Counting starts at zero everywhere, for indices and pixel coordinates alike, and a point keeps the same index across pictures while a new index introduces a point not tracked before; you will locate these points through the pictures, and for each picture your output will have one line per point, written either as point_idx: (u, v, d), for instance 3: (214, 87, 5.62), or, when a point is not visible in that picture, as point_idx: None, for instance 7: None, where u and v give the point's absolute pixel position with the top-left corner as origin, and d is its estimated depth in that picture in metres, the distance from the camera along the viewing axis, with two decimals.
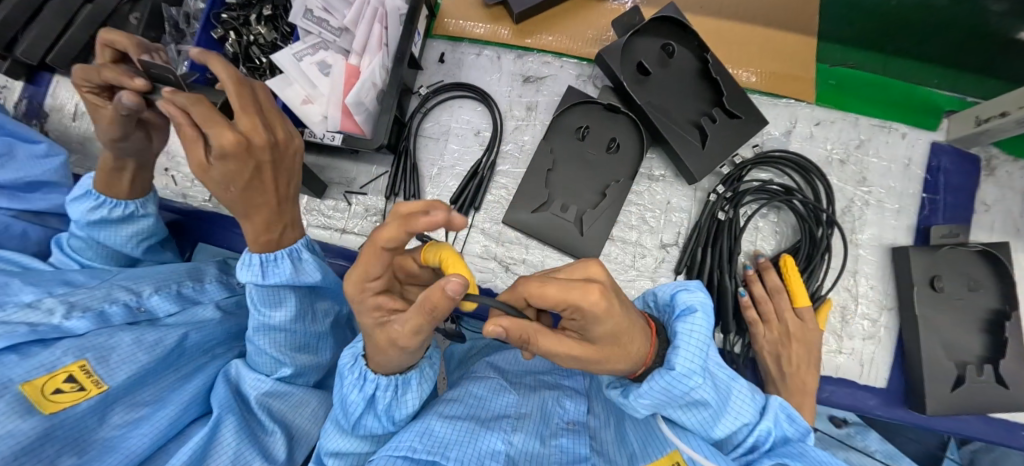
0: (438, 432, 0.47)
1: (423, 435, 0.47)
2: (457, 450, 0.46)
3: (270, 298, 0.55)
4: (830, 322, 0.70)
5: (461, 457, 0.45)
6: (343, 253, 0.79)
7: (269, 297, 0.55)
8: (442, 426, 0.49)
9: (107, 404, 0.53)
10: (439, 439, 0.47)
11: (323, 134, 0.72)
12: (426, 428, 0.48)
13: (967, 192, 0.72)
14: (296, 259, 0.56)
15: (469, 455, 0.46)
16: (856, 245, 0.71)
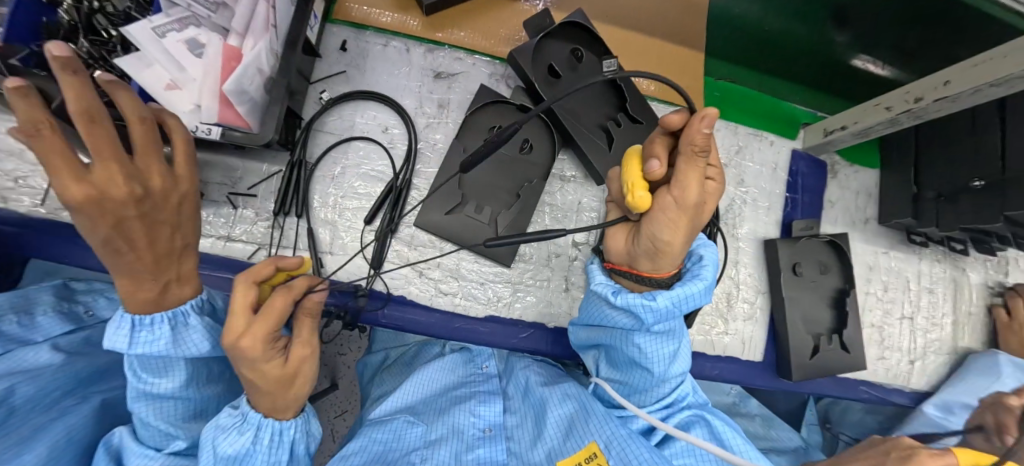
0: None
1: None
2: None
3: (154, 366, 0.47)
4: (717, 308, 0.78)
5: None
6: (227, 263, 0.68)
7: (155, 365, 0.47)
8: None
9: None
10: None
11: (194, 126, 0.60)
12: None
13: (818, 192, 0.86)
14: (181, 330, 0.46)
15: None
16: (737, 239, 0.81)
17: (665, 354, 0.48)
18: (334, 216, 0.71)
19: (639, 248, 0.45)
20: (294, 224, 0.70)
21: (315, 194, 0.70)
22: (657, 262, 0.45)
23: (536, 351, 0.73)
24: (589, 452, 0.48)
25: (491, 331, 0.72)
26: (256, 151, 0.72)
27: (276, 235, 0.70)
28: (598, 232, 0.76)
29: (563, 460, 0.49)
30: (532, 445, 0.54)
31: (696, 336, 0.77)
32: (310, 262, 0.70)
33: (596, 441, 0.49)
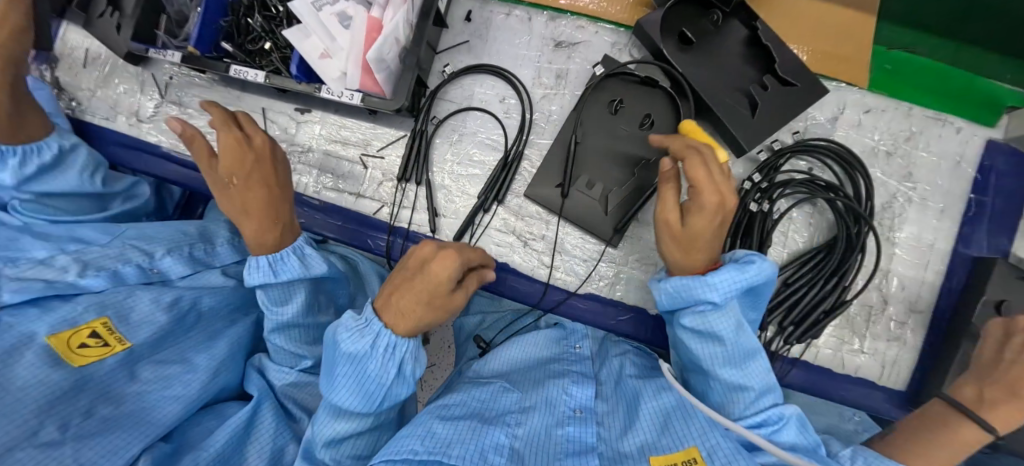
0: (440, 434, 0.49)
1: (425, 437, 0.49)
2: (460, 449, 0.47)
3: (279, 297, 0.58)
4: (853, 320, 0.68)
5: (464, 455, 0.46)
6: (358, 218, 0.78)
7: (278, 295, 0.57)
8: (439, 429, 0.50)
9: (133, 360, 0.56)
10: (439, 441, 0.48)
11: (341, 93, 0.68)
12: (429, 430, 0.50)
13: (1018, 196, 0.68)
14: (302, 257, 0.58)
15: (471, 451, 0.47)
16: (892, 243, 0.68)
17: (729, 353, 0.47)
18: (447, 182, 0.75)
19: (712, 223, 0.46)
20: (413, 187, 0.76)
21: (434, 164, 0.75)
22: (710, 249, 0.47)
23: (632, 337, 0.72)
24: (689, 456, 0.46)
25: (587, 308, 0.72)
26: (385, 117, 0.78)
27: (397, 197, 0.76)
28: (717, 220, 0.69)
29: (657, 456, 0.48)
30: (622, 435, 0.53)
31: (821, 348, 0.68)
32: (425, 224, 0.75)
33: (698, 446, 0.46)
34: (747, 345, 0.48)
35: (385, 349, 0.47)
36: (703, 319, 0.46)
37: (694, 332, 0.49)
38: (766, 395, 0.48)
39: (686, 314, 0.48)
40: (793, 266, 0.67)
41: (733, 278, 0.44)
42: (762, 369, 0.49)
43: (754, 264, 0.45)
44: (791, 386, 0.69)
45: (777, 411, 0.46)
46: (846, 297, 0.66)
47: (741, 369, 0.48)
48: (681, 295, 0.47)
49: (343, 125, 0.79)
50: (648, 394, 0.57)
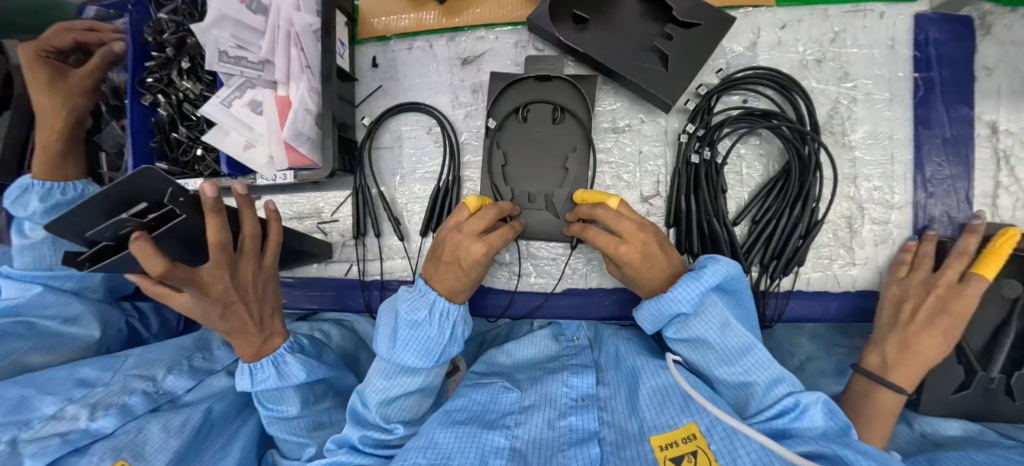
0: (441, 443, 0.49)
1: (426, 448, 0.48)
2: (462, 456, 0.47)
3: (275, 396, 0.59)
4: (836, 236, 0.66)
5: (466, 461, 0.46)
6: (334, 283, 0.80)
7: (271, 395, 0.59)
8: (441, 437, 0.50)
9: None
10: (440, 450, 0.48)
11: (273, 176, 0.71)
12: (430, 440, 0.50)
13: (962, 60, 0.65)
14: (280, 366, 0.58)
15: (472, 457, 0.47)
16: (851, 148, 0.66)
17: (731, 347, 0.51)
18: (405, 224, 0.76)
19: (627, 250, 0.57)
20: (374, 240, 0.77)
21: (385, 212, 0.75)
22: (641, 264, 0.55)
23: (622, 317, 0.71)
24: (689, 433, 0.45)
25: (572, 303, 0.73)
26: (329, 181, 0.79)
27: (361, 252, 0.78)
28: (669, 181, 0.68)
29: (657, 435, 0.47)
30: (627, 416, 0.53)
31: (812, 273, 0.66)
32: (395, 270, 0.76)
33: (697, 421, 0.45)
34: (734, 342, 0.51)
35: (442, 315, 0.56)
36: (684, 327, 0.53)
37: (684, 343, 0.54)
38: (778, 386, 0.48)
39: (670, 327, 0.54)
40: (757, 201, 0.65)
41: (694, 286, 0.50)
42: (765, 361, 0.50)
43: (707, 268, 0.51)
44: (792, 320, 0.68)
45: (791, 397, 0.46)
46: (819, 216, 0.64)
47: (740, 365, 0.50)
48: (657, 314, 0.53)
49: (292, 200, 0.81)
50: (645, 370, 0.56)
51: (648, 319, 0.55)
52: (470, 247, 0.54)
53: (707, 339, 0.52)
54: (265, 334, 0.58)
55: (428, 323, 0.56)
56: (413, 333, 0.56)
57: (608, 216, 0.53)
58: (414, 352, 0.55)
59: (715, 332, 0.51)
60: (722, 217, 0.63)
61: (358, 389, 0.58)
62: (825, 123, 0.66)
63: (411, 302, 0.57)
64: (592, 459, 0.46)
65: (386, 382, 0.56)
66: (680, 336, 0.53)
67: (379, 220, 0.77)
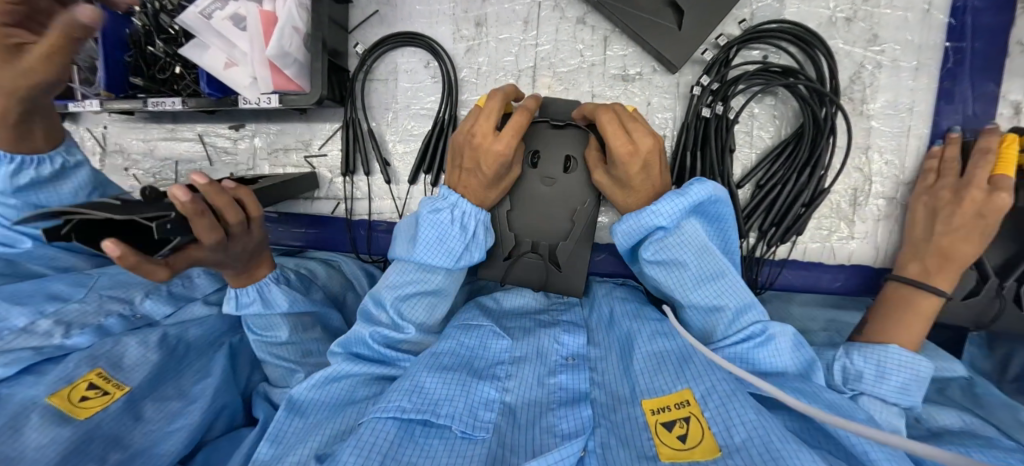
0: (428, 387, 0.48)
1: (413, 391, 0.47)
2: (450, 406, 0.47)
3: (263, 323, 0.59)
4: (839, 207, 0.64)
5: (454, 413, 0.46)
6: (320, 220, 0.77)
7: (262, 324, 0.59)
8: (429, 383, 0.49)
9: (135, 401, 0.56)
10: (429, 397, 0.47)
11: (258, 98, 0.64)
12: (417, 383, 0.49)
13: (999, 32, 0.61)
14: (264, 294, 0.57)
15: (461, 409, 0.47)
16: (868, 117, 0.63)
17: (705, 269, 0.52)
18: (396, 163, 0.72)
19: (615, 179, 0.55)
20: (364, 178, 0.74)
21: (373, 150, 0.71)
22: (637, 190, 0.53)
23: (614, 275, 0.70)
24: (682, 399, 0.45)
25: None
26: (317, 112, 0.75)
27: (349, 190, 0.75)
28: (675, 136, 0.65)
29: (649, 399, 0.47)
30: (619, 377, 0.53)
31: (809, 243, 0.65)
32: (385, 211, 0.74)
33: (692, 388, 0.45)
34: (711, 267, 0.52)
35: (462, 216, 0.56)
36: (662, 248, 0.52)
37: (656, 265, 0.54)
38: (745, 313, 0.50)
39: (647, 248, 0.53)
40: (764, 164, 0.62)
41: (675, 205, 0.50)
42: (738, 286, 0.51)
43: (695, 188, 0.50)
44: (783, 288, 0.68)
45: (759, 327, 0.49)
46: (824, 185, 0.62)
47: (711, 289, 0.52)
48: (634, 230, 0.52)
49: (278, 131, 0.76)
50: (639, 333, 0.56)
51: (624, 233, 0.54)
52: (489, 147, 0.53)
53: (684, 260, 0.52)
54: (248, 268, 0.56)
55: (448, 222, 0.56)
56: (432, 232, 0.56)
57: (614, 135, 0.50)
58: (437, 250, 0.56)
59: (693, 254, 0.52)
60: (726, 178, 0.60)
61: (372, 291, 0.59)
62: (845, 86, 0.63)
63: (435, 208, 0.56)
64: (584, 422, 0.47)
65: (400, 280, 0.58)
66: (657, 257, 0.53)
67: (368, 158, 0.73)
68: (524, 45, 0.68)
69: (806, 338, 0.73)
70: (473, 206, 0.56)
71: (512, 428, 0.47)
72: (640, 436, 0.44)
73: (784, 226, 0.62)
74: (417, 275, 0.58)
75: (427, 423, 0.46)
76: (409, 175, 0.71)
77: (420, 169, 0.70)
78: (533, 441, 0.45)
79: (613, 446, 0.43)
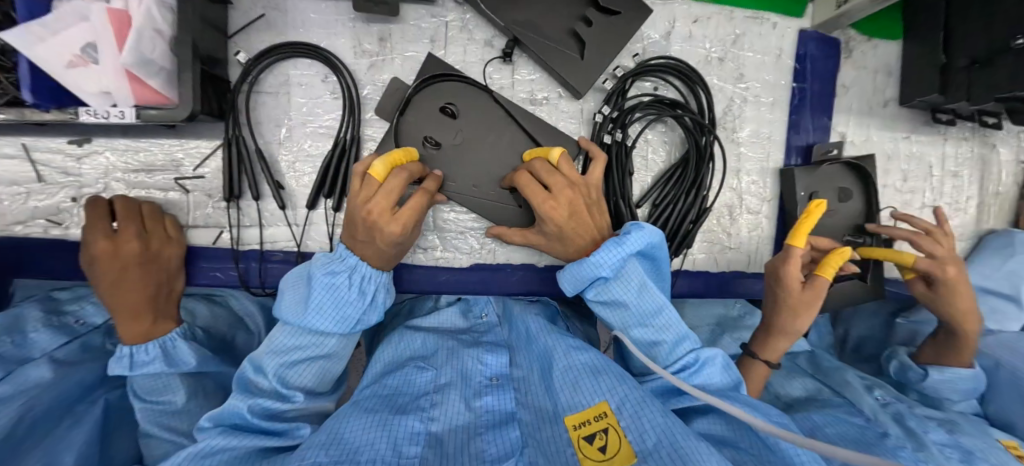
0: (347, 438, 0.44)
1: (330, 444, 0.43)
2: (372, 450, 0.42)
3: (156, 387, 0.56)
4: (720, 223, 0.73)
5: (377, 456, 0.42)
6: (196, 252, 0.66)
7: (151, 384, 0.56)
8: (350, 431, 0.45)
9: None
10: (348, 445, 0.43)
11: (105, 111, 0.54)
12: (335, 436, 0.44)
13: (828, 77, 0.75)
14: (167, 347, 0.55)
15: (384, 449, 0.43)
16: (738, 144, 0.72)
17: (646, 307, 0.55)
18: (292, 186, 0.65)
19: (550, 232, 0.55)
20: (251, 202, 0.65)
21: (263, 171, 0.64)
22: (568, 246, 0.56)
23: (529, 293, 0.71)
24: (600, 411, 0.47)
25: (481, 279, 0.70)
26: (189, 127, 0.64)
27: (234, 217, 0.65)
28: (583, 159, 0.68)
29: (571, 415, 0.48)
30: (542, 396, 0.54)
31: (697, 256, 0.73)
32: (279, 238, 0.66)
33: (607, 400, 0.47)
34: (652, 303, 0.54)
35: (363, 280, 0.53)
36: (605, 290, 0.55)
37: (603, 304, 0.56)
38: (681, 344, 0.54)
39: (590, 289, 0.55)
40: (658, 186, 0.68)
41: (616, 251, 0.52)
42: (673, 322, 0.54)
43: (632, 235, 0.53)
44: (680, 296, 0.74)
45: (693, 354, 0.52)
46: (707, 205, 0.70)
47: (653, 325, 0.54)
48: (579, 278, 0.54)
49: (137, 147, 0.64)
50: (556, 349, 0.56)
51: (570, 280, 0.55)
52: (386, 229, 0.49)
53: (626, 302, 0.55)
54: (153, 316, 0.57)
55: (346, 287, 0.52)
56: (329, 297, 0.52)
57: (555, 176, 0.54)
58: (332, 313, 0.52)
59: (635, 296, 0.54)
60: (627, 199, 0.65)
61: (248, 357, 0.52)
62: (720, 118, 0.72)
63: (329, 270, 0.52)
64: (510, 444, 0.46)
65: (287, 344, 0.53)
66: (601, 298, 0.55)
67: (258, 180, 0.65)
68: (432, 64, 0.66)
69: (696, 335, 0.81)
70: (371, 270, 0.53)
71: (440, 458, 0.43)
72: (564, 452, 0.44)
73: (676, 242, 0.68)
74: (311, 339, 0.53)
75: None
76: (307, 200, 0.64)
77: (320, 193, 0.64)
78: None
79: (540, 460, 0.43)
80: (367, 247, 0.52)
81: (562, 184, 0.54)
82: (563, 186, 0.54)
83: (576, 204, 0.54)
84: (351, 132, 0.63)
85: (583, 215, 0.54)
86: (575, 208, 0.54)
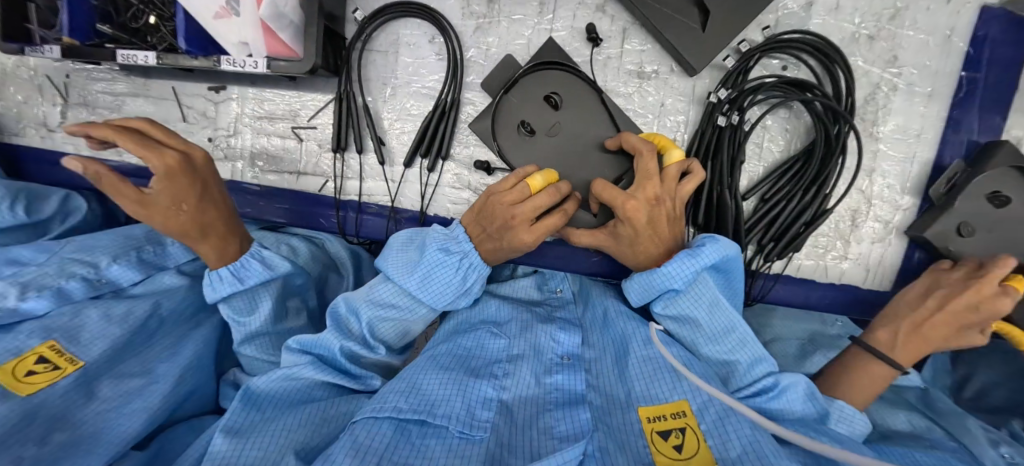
0: (425, 389, 0.47)
1: (409, 393, 0.46)
2: (447, 407, 0.46)
3: (246, 307, 0.58)
4: (837, 227, 0.64)
5: (451, 414, 0.45)
6: (304, 198, 0.72)
7: (240, 303, 0.58)
8: (428, 383, 0.48)
9: (89, 379, 0.51)
10: (426, 398, 0.46)
11: (242, 61, 0.59)
12: (415, 386, 0.47)
13: (1014, 67, 0.61)
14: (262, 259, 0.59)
15: (459, 409, 0.45)
16: (875, 140, 0.63)
17: (717, 326, 0.51)
18: (392, 143, 0.68)
19: (621, 235, 0.52)
20: (355, 155, 0.69)
21: (367, 127, 0.67)
22: (636, 250, 0.53)
23: (608, 275, 0.69)
24: (680, 409, 0.44)
25: (561, 255, 0.69)
26: (308, 80, 0.69)
27: (339, 168, 0.70)
28: (687, 141, 0.63)
29: (645, 406, 0.46)
30: (614, 381, 0.52)
31: (803, 260, 0.66)
32: (375, 192, 0.70)
33: (689, 400, 0.45)
34: (721, 322, 0.51)
35: (468, 268, 0.55)
36: (672, 304, 0.52)
37: (671, 318, 0.53)
38: (757, 365, 0.49)
39: (657, 302, 0.53)
40: (771, 178, 0.61)
41: (688, 264, 0.49)
42: (748, 341, 0.50)
43: (705, 249, 0.49)
44: (774, 301, 0.68)
45: (772, 379, 0.47)
46: (826, 206, 0.62)
47: (724, 345, 0.50)
48: (648, 288, 0.53)
49: (263, 96, 0.70)
50: (635, 338, 0.54)
51: (637, 289, 0.54)
52: (519, 237, 0.50)
53: (696, 318, 0.51)
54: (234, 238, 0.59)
55: (452, 269, 0.55)
56: (434, 271, 0.55)
57: (647, 183, 0.50)
58: (433, 289, 0.55)
59: (706, 314, 0.51)
60: (734, 190, 0.59)
61: (346, 296, 0.56)
62: (858, 107, 0.62)
63: (442, 247, 0.54)
64: (581, 426, 0.46)
65: (385, 299, 0.57)
66: (668, 312, 0.52)
67: (362, 136, 0.68)
68: (538, 28, 0.64)
69: (784, 346, 0.74)
70: (479, 260, 0.55)
71: (512, 430, 0.45)
72: (636, 443, 0.43)
73: (784, 244, 0.61)
74: (405, 303, 0.57)
75: (424, 424, 0.45)
76: (405, 158, 0.67)
77: (417, 152, 0.66)
78: (532, 444, 0.44)
79: (611, 450, 0.42)
80: (490, 242, 0.54)
81: (646, 192, 0.50)
82: (648, 189, 0.50)
83: (656, 214, 0.50)
84: (452, 95, 0.63)
85: (659, 226, 0.51)
86: (654, 218, 0.51)
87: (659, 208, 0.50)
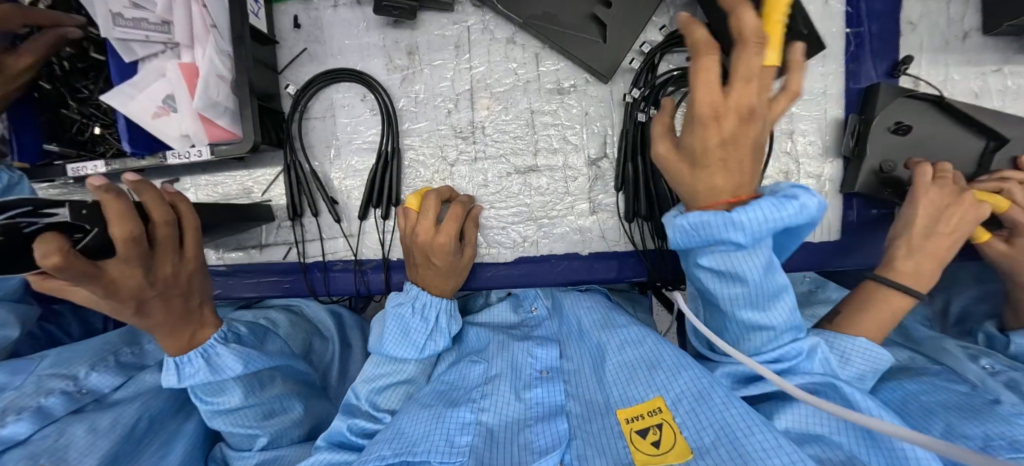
0: (407, 430, 0.48)
1: (393, 438, 0.46)
2: (427, 442, 0.46)
3: (211, 388, 0.55)
4: (776, 190, 0.68)
5: (432, 448, 0.45)
6: (272, 268, 0.74)
7: (210, 386, 0.55)
8: (408, 424, 0.49)
9: None
10: (407, 438, 0.47)
11: (185, 151, 0.62)
12: (397, 430, 0.48)
13: (890, 15, 0.66)
14: (210, 355, 0.54)
15: (437, 441, 0.46)
16: (789, 104, 0.67)
17: (772, 284, 0.41)
18: (345, 200, 0.71)
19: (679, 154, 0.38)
20: (312, 219, 0.72)
21: (318, 190, 0.70)
22: (702, 179, 0.37)
23: (577, 281, 0.70)
24: (654, 406, 0.46)
25: (527, 272, 0.71)
26: (256, 158, 0.72)
27: (300, 233, 0.72)
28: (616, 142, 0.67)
29: (623, 408, 0.47)
30: (593, 388, 0.54)
31: None
32: (338, 249, 0.72)
33: (663, 396, 0.46)
34: (774, 285, 0.41)
35: (423, 308, 0.58)
36: (722, 257, 0.39)
37: (710, 271, 0.41)
38: (785, 333, 0.45)
39: (704, 252, 0.40)
40: None
41: (773, 212, 0.35)
42: (787, 306, 0.44)
43: (793, 204, 0.36)
44: None
45: (796, 347, 0.44)
46: (760, 174, 0.65)
47: (765, 309, 0.43)
48: (700, 230, 0.37)
49: (216, 182, 0.73)
50: (610, 345, 0.57)
51: (682, 229, 0.38)
52: (436, 245, 0.56)
53: (746, 276, 0.40)
54: (192, 324, 0.54)
55: (411, 315, 0.58)
56: (395, 325, 0.57)
57: (744, 88, 0.34)
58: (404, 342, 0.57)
59: (762, 271, 0.39)
60: None
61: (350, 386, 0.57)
62: None
63: (397, 303, 0.58)
64: (560, 435, 0.47)
65: (374, 372, 0.57)
66: (713, 264, 0.40)
67: (315, 199, 0.71)
68: (459, 69, 0.69)
69: None
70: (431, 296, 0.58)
71: (490, 449, 0.46)
72: (616, 444, 0.44)
73: None
74: (388, 369, 0.57)
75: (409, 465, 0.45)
76: (359, 211, 0.70)
77: (367, 203, 0.69)
78: (511, 458, 0.45)
79: (589, 456, 0.44)
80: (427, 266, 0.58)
81: (743, 91, 0.34)
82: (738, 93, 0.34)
83: (743, 131, 0.35)
84: (393, 142, 0.67)
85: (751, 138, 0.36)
86: (745, 117, 0.35)
87: (753, 106, 0.34)
